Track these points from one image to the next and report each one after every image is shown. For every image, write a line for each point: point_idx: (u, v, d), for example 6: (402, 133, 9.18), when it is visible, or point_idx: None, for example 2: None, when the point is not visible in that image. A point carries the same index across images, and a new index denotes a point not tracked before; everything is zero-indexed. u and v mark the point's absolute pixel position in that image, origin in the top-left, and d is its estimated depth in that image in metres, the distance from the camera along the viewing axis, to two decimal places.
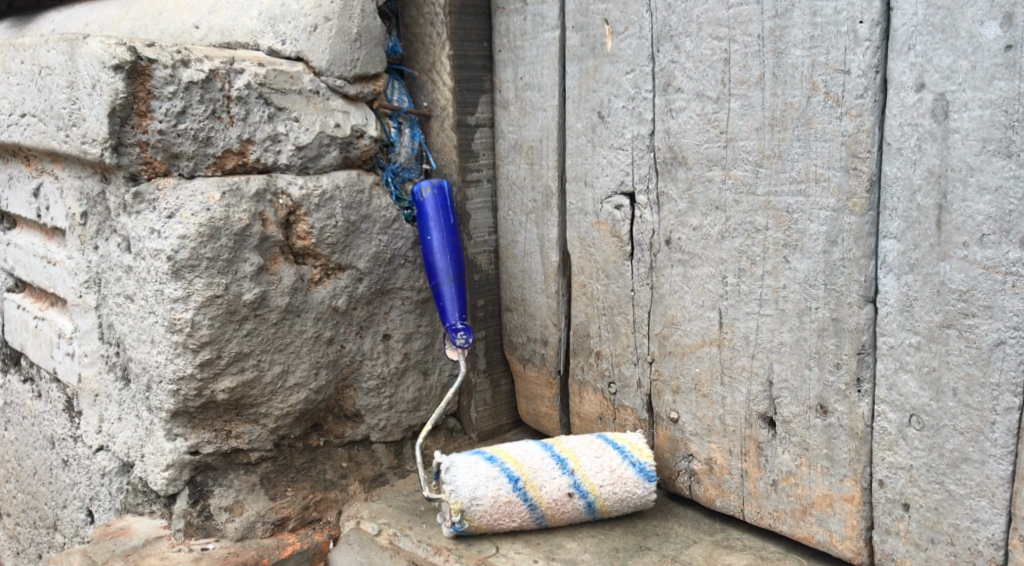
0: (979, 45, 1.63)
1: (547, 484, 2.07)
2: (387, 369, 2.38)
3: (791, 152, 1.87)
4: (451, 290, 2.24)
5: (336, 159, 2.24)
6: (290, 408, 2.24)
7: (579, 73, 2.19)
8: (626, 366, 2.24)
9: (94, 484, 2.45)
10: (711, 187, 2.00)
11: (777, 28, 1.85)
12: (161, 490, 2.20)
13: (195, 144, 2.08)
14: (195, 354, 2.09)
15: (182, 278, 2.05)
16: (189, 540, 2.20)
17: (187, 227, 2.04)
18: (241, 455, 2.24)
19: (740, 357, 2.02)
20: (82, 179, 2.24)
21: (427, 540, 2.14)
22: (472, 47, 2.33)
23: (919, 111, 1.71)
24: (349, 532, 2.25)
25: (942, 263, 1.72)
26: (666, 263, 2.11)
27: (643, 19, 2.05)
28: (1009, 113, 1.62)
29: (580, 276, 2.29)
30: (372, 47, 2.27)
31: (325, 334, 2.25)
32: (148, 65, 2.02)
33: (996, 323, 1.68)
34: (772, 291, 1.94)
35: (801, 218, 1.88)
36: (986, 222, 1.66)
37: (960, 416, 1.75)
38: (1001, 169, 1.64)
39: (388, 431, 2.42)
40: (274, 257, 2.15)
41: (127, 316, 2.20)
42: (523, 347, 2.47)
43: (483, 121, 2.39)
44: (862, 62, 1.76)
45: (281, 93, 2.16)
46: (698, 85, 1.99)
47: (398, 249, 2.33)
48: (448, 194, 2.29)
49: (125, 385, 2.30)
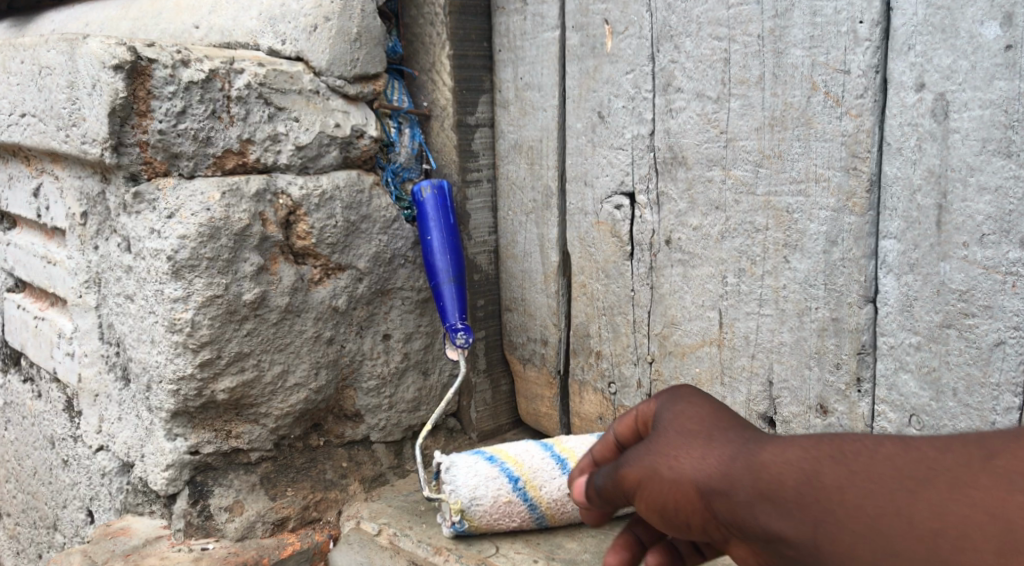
0: (979, 45, 1.63)
1: (547, 484, 2.07)
2: (388, 369, 2.38)
3: (791, 152, 1.87)
4: (451, 290, 2.24)
5: (337, 159, 2.25)
6: (290, 408, 2.24)
7: (580, 73, 2.19)
8: (626, 366, 2.24)
9: (94, 484, 2.45)
10: (711, 187, 2.00)
11: (777, 28, 1.85)
12: (161, 490, 2.21)
13: (195, 144, 2.08)
14: (195, 354, 2.09)
15: (182, 278, 2.05)
16: (190, 540, 2.20)
17: (187, 228, 2.04)
18: (241, 455, 2.25)
19: (740, 357, 2.02)
20: (82, 179, 2.25)
21: (427, 540, 2.14)
22: (472, 48, 2.33)
23: (919, 111, 1.71)
24: (349, 532, 2.24)
25: (942, 263, 1.72)
26: (666, 263, 2.11)
27: (643, 19, 2.05)
28: (1010, 113, 1.62)
29: (580, 276, 2.29)
30: (372, 47, 2.27)
31: (325, 334, 2.25)
32: (149, 66, 2.01)
33: (996, 323, 1.68)
34: (772, 291, 1.95)
35: (801, 218, 1.88)
36: (986, 222, 1.66)
37: (959, 416, 1.75)
38: (1001, 169, 1.64)
39: (388, 430, 2.42)
40: (273, 257, 2.15)
41: (127, 316, 2.20)
42: (523, 347, 2.47)
43: (483, 121, 2.39)
44: (862, 62, 1.75)
45: (281, 93, 2.16)
46: (698, 84, 1.98)
47: (398, 249, 2.33)
48: (448, 194, 2.29)
49: (126, 385, 2.30)
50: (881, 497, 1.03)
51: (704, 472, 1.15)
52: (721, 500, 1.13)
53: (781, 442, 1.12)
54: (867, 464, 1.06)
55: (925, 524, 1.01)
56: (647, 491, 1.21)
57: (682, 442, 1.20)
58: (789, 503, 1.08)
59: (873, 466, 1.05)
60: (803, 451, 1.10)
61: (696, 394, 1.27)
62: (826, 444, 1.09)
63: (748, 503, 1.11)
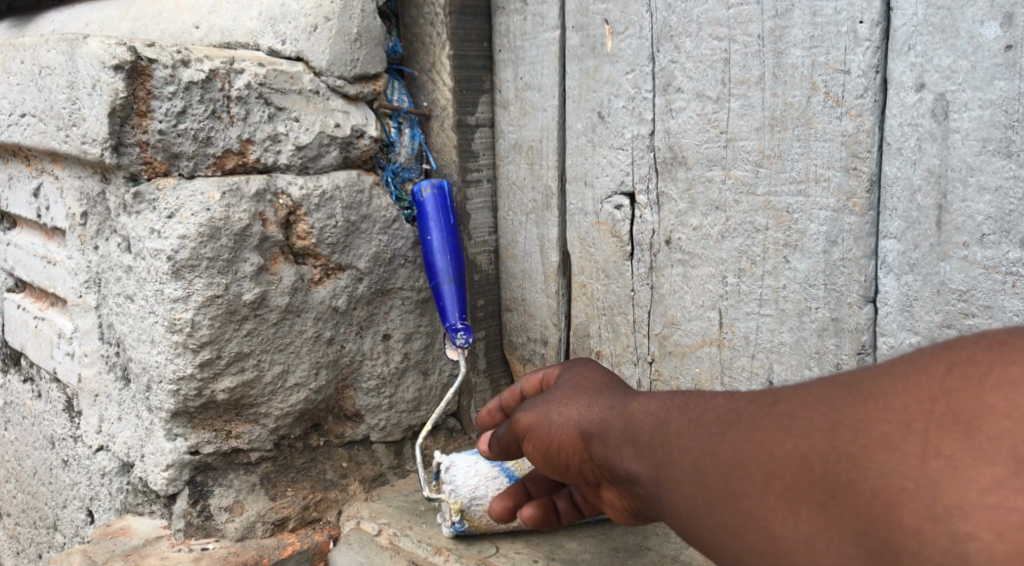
0: (979, 45, 1.63)
1: None
2: (388, 369, 2.38)
3: (791, 152, 1.87)
4: (451, 290, 2.25)
5: (337, 159, 2.25)
6: (290, 408, 2.24)
7: (579, 73, 2.19)
8: (626, 366, 2.25)
9: (94, 484, 2.45)
10: (711, 187, 2.00)
11: (777, 28, 1.85)
12: (161, 490, 2.21)
13: (195, 144, 2.08)
14: (195, 354, 2.09)
15: (182, 278, 2.05)
16: (189, 540, 2.20)
17: (187, 228, 2.04)
18: (241, 455, 2.25)
19: (740, 357, 2.02)
20: (82, 179, 2.25)
21: (427, 540, 2.13)
22: (472, 48, 2.33)
23: (919, 111, 1.71)
24: (349, 532, 2.25)
25: (942, 263, 1.73)
26: (666, 263, 2.11)
27: (643, 19, 2.05)
28: (1009, 113, 1.62)
29: (580, 276, 2.29)
30: (372, 47, 2.27)
31: (325, 334, 2.25)
32: (149, 66, 2.01)
33: (995, 323, 1.68)
34: (773, 291, 1.95)
35: (801, 218, 1.88)
36: (986, 222, 1.66)
37: None
38: (1001, 169, 1.64)
39: (388, 431, 2.42)
40: (274, 257, 2.15)
41: (127, 316, 2.20)
42: (523, 347, 2.47)
43: (483, 121, 2.39)
44: (862, 62, 1.76)
45: (282, 93, 2.16)
46: (698, 84, 1.99)
47: (398, 249, 2.33)
48: (448, 194, 2.29)
49: (125, 385, 2.30)
50: (696, 442, 1.23)
51: (582, 420, 1.46)
52: (593, 443, 1.41)
53: (645, 400, 1.36)
54: (695, 417, 1.25)
55: (725, 461, 1.19)
56: (534, 435, 1.54)
57: (575, 398, 1.52)
58: (642, 448, 1.30)
59: (701, 412, 1.26)
60: (660, 404, 1.33)
61: (582, 368, 1.61)
62: (679, 398, 1.31)
63: (610, 448, 1.37)
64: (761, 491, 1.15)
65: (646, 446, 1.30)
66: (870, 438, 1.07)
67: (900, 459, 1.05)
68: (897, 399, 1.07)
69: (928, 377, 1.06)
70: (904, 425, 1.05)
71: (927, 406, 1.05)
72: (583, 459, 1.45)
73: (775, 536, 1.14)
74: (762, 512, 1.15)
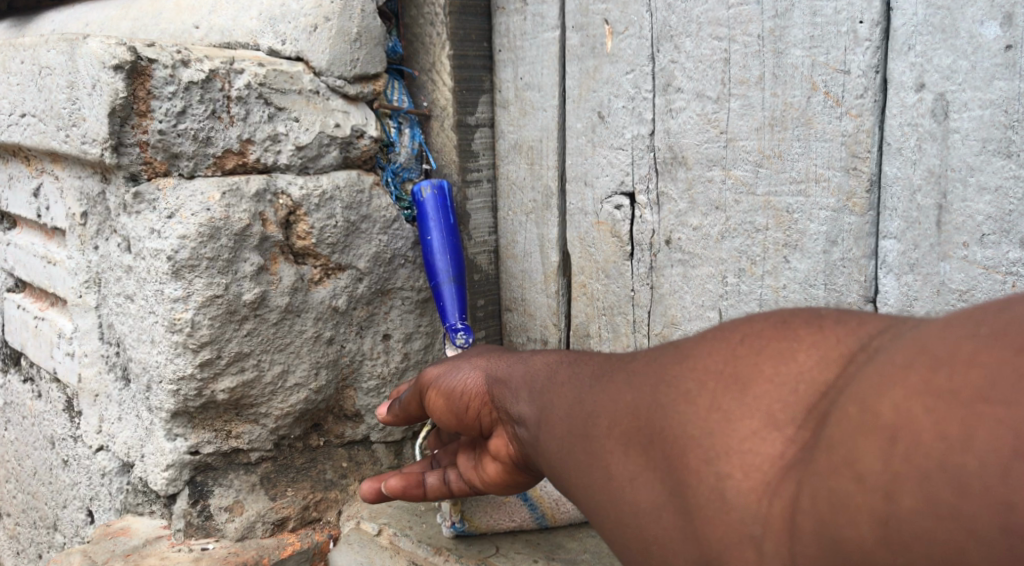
0: (979, 45, 1.63)
1: (547, 485, 2.10)
2: (388, 369, 2.38)
3: (791, 152, 1.87)
4: (451, 290, 2.25)
5: (337, 159, 2.25)
6: (290, 408, 2.24)
7: (579, 73, 2.19)
8: None
9: (94, 484, 2.45)
10: (711, 187, 2.00)
11: (777, 27, 1.85)
12: (161, 490, 2.21)
13: (195, 144, 2.08)
14: (195, 354, 2.09)
15: (182, 278, 2.05)
16: (189, 540, 2.20)
17: (187, 228, 2.04)
18: (241, 455, 2.25)
19: None
20: (82, 179, 2.25)
21: (428, 540, 2.13)
22: (472, 48, 2.33)
23: (919, 111, 1.71)
24: (349, 532, 2.27)
25: (942, 263, 1.73)
26: (666, 263, 2.11)
27: (642, 19, 2.05)
28: (1009, 113, 1.62)
29: (580, 276, 2.29)
30: (372, 47, 2.27)
31: (325, 334, 2.25)
32: (149, 66, 2.01)
33: None
34: (773, 291, 1.95)
35: (801, 218, 1.88)
36: (986, 222, 1.67)
37: None
38: (1001, 169, 1.64)
39: (388, 431, 2.42)
40: (274, 257, 2.15)
41: (127, 316, 2.20)
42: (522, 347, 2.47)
43: (483, 121, 2.39)
44: (862, 62, 1.75)
45: (282, 93, 2.16)
46: (698, 84, 1.98)
47: (398, 249, 2.33)
48: (447, 194, 2.29)
49: (126, 385, 2.30)
50: (568, 393, 1.37)
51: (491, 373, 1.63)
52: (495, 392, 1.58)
53: (542, 359, 1.51)
54: (573, 372, 1.40)
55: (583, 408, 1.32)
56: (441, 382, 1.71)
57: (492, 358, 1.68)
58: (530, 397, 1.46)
59: (580, 368, 1.40)
60: (550, 362, 1.47)
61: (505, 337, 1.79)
62: (568, 358, 1.45)
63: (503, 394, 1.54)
64: (596, 435, 1.28)
65: (536, 393, 1.46)
66: (670, 390, 1.19)
67: (692, 409, 1.16)
68: (699, 360, 1.18)
69: (726, 343, 1.18)
70: (699, 383, 1.17)
71: (721, 369, 1.16)
72: (483, 402, 1.63)
73: (607, 475, 1.25)
74: (596, 452, 1.27)
